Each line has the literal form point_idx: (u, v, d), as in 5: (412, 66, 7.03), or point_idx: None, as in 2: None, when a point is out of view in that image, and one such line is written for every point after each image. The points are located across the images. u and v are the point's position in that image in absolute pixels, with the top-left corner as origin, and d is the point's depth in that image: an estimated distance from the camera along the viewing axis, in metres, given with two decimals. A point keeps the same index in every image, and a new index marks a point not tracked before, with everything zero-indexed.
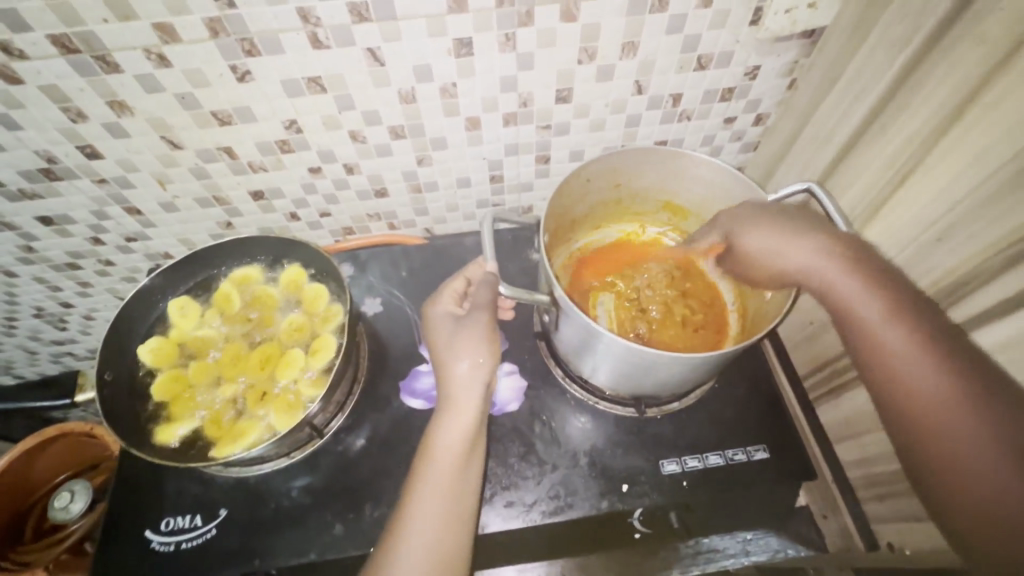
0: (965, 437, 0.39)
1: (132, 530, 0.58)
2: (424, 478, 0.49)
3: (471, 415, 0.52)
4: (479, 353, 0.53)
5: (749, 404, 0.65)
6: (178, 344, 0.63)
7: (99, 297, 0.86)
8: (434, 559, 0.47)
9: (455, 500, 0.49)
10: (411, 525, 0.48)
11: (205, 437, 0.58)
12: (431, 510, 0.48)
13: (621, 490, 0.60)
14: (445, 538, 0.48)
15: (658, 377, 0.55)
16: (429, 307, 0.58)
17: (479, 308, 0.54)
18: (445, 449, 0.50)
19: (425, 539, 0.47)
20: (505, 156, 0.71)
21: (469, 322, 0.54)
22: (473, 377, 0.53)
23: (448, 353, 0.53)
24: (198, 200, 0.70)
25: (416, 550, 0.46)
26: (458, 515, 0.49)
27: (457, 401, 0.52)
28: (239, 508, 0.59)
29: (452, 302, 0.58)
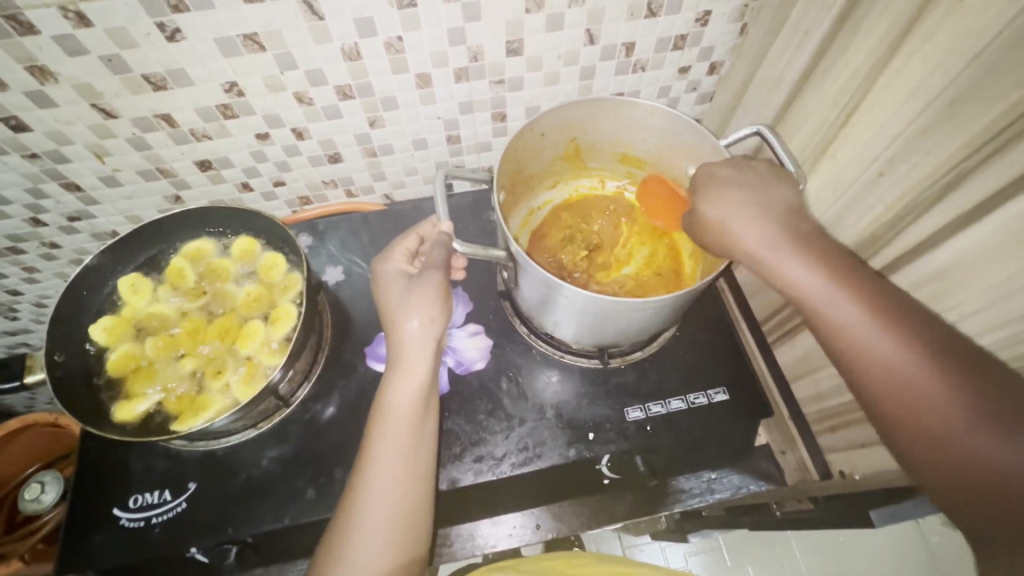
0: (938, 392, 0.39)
1: (99, 510, 0.58)
2: (385, 439, 0.50)
3: (425, 375, 0.52)
4: (433, 311, 0.53)
5: (709, 351, 0.67)
6: (132, 322, 0.61)
7: (48, 282, 0.83)
8: (401, 517, 0.47)
9: (417, 458, 0.50)
10: (373, 490, 0.48)
11: (166, 412, 0.57)
12: (394, 471, 0.48)
13: (588, 438, 0.61)
14: (409, 500, 0.48)
15: (617, 327, 0.56)
16: (382, 266, 0.58)
17: (436, 273, 0.53)
18: (403, 409, 0.51)
19: (391, 499, 0.48)
20: (460, 114, 0.70)
21: (422, 281, 0.53)
22: (427, 335, 0.53)
23: (399, 314, 0.53)
24: (141, 172, 0.67)
25: (381, 513, 0.47)
26: (419, 475, 0.49)
27: (413, 361, 0.52)
28: (209, 481, 0.59)
29: (404, 260, 0.58)
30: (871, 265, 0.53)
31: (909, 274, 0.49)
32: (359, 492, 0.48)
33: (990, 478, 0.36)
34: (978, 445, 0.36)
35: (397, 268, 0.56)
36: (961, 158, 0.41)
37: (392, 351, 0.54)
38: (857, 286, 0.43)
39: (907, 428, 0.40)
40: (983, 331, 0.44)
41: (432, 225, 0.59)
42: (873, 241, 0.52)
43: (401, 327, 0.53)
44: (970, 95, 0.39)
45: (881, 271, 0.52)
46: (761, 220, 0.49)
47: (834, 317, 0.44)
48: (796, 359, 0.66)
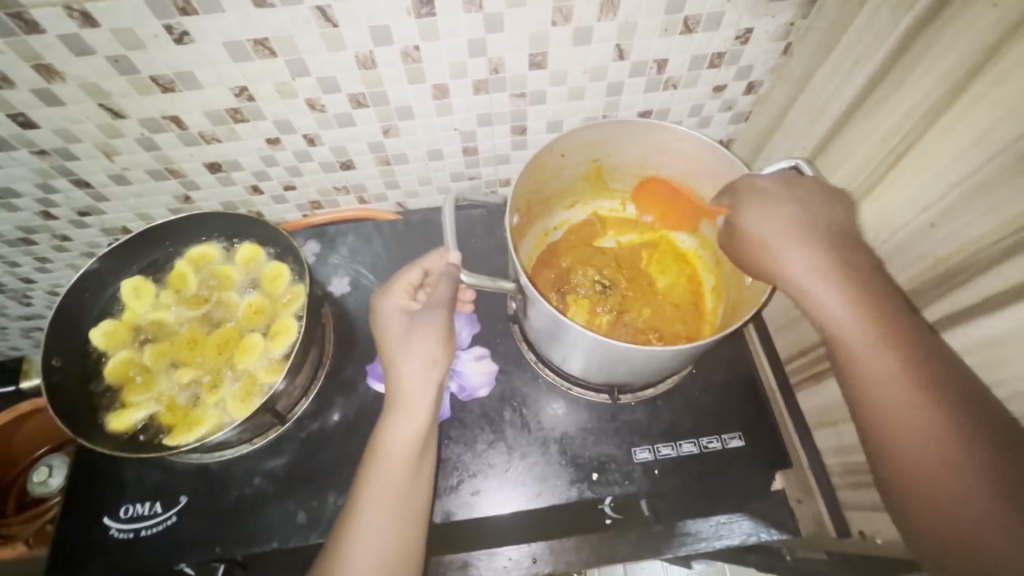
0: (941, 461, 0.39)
1: (90, 519, 0.57)
2: (375, 488, 0.47)
3: (423, 419, 0.50)
4: (434, 354, 0.50)
5: (726, 391, 0.63)
6: (133, 327, 0.60)
7: (60, 272, 0.83)
8: (386, 573, 0.45)
9: (408, 509, 0.47)
10: (358, 539, 0.46)
11: (160, 424, 0.56)
12: (383, 522, 0.46)
13: (592, 478, 0.58)
14: (396, 554, 0.46)
15: (629, 368, 0.53)
16: (383, 301, 0.55)
17: (439, 312, 0.51)
18: (399, 455, 0.48)
19: (377, 553, 0.45)
20: (478, 126, 0.66)
21: (423, 320, 0.51)
22: (427, 377, 0.50)
23: (399, 353, 0.51)
24: (150, 172, 0.66)
25: (367, 570, 0.44)
26: (408, 527, 0.47)
27: (412, 407, 0.49)
28: (200, 495, 0.57)
29: (406, 296, 0.55)
30: None
31: (955, 337, 0.44)
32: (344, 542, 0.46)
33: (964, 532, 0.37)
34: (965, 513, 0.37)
35: (400, 304, 0.54)
36: None
37: (391, 390, 0.51)
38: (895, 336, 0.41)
39: (898, 457, 0.41)
40: None
41: (439, 257, 0.56)
42: (917, 295, 0.48)
43: (400, 369, 0.50)
44: None
45: None
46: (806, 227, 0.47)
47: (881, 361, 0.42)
48: (820, 407, 0.62)
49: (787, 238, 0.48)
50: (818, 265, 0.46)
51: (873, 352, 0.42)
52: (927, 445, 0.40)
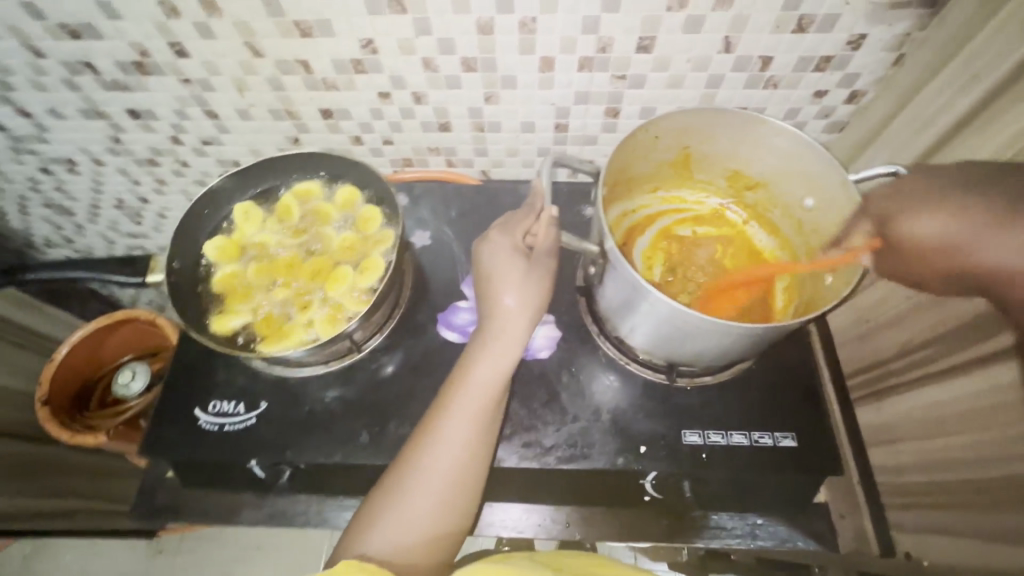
0: None
1: (182, 408, 0.64)
2: (458, 407, 0.53)
3: (512, 356, 0.55)
4: (532, 299, 0.56)
5: (784, 392, 0.63)
6: (239, 246, 0.67)
7: (173, 197, 0.91)
8: (456, 480, 0.52)
9: (483, 432, 0.53)
10: (433, 459, 0.52)
11: (256, 332, 0.62)
12: (461, 439, 0.52)
13: (638, 451, 0.60)
14: (467, 468, 0.52)
15: (693, 347, 0.54)
16: (492, 242, 0.58)
17: (549, 261, 0.58)
18: (478, 392, 0.54)
19: (450, 461, 0.52)
20: (574, 104, 0.69)
21: (535, 267, 0.57)
22: (521, 316, 0.56)
23: (501, 288, 0.56)
24: (271, 111, 0.72)
25: (440, 471, 0.51)
26: (475, 459, 0.53)
27: (503, 341, 0.55)
28: (278, 404, 0.63)
29: (515, 241, 0.58)
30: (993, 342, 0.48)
31: None
32: (423, 461, 0.52)
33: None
34: None
35: (509, 242, 0.58)
36: None
37: (487, 325, 0.56)
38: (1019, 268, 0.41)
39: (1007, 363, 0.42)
40: None
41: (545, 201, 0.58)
42: None
43: (499, 304, 0.56)
44: None
45: None
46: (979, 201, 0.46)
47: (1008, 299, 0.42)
48: (879, 422, 0.61)
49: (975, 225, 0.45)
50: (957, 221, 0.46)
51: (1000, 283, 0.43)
52: None
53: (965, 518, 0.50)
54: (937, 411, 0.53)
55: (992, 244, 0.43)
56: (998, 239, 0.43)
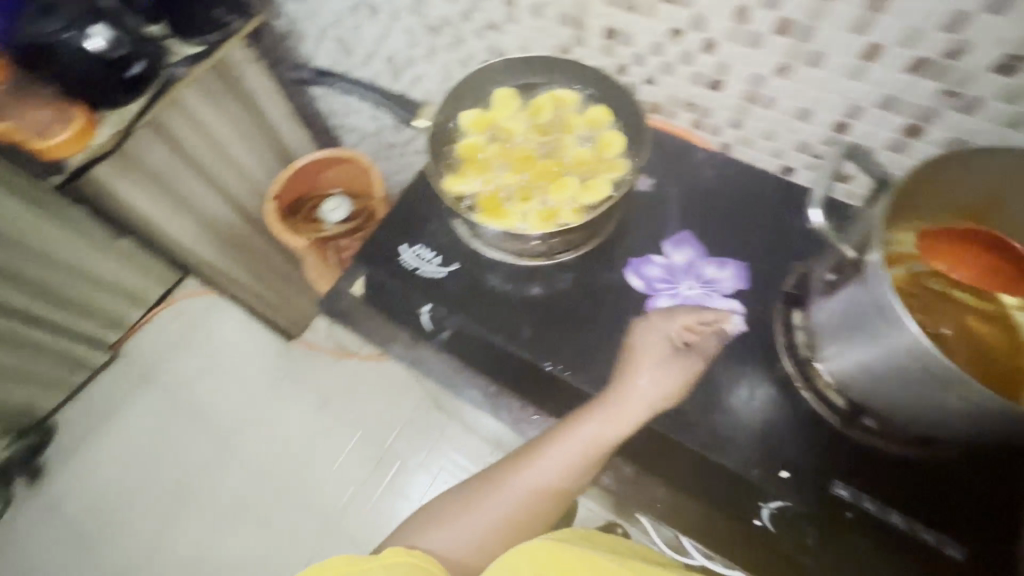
0: None
1: (391, 240, 0.73)
2: (534, 475, 0.61)
3: (625, 427, 0.58)
4: (665, 390, 0.59)
5: (974, 503, 0.54)
6: (489, 123, 0.72)
7: (435, 68, 1.01)
8: (514, 525, 0.62)
9: (562, 479, 0.60)
10: (532, 467, 0.61)
11: (478, 201, 0.68)
12: (523, 498, 0.62)
13: (779, 473, 0.57)
14: (524, 517, 0.62)
15: (908, 399, 0.49)
16: (648, 326, 0.63)
17: (697, 361, 0.61)
18: (576, 448, 0.59)
19: (505, 510, 0.62)
20: (873, 106, 0.62)
21: (671, 367, 0.60)
22: (648, 398, 0.59)
23: (637, 368, 0.60)
24: (562, 15, 0.75)
25: (502, 512, 0.62)
26: (533, 515, 0.62)
27: (623, 411, 0.58)
28: (467, 271, 0.70)
29: (674, 336, 0.62)
30: None
31: None
32: (510, 480, 0.62)
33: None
34: None
35: (669, 331, 0.62)
36: None
37: (613, 389, 0.60)
38: None
39: None
40: None
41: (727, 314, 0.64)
42: None
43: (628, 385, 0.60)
44: None
45: None
46: None
47: None
48: None
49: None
50: None
51: None
52: None
53: None
54: None
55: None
56: None
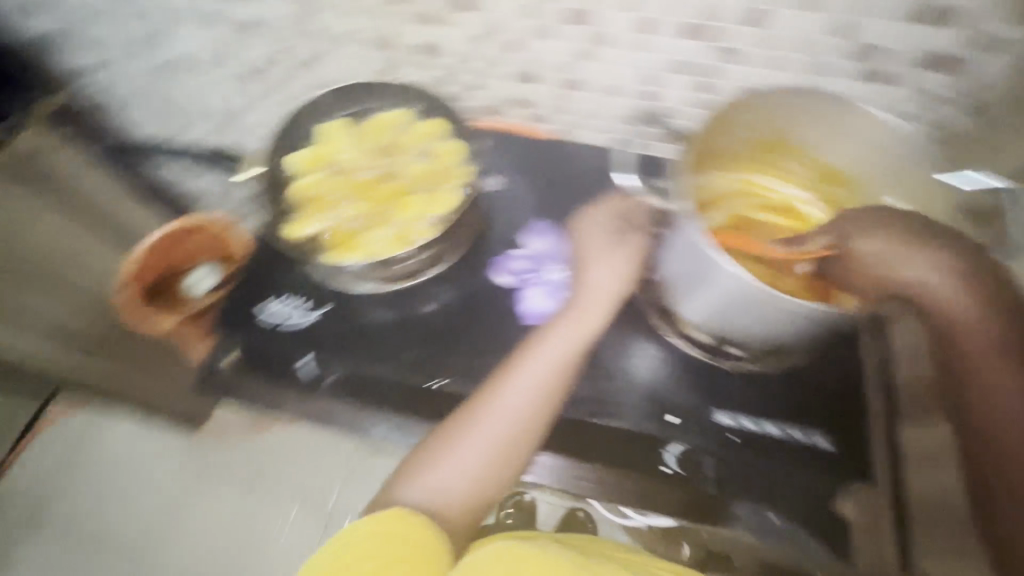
0: None
1: (258, 300, 0.72)
2: (539, 358, 0.61)
3: (598, 321, 0.63)
4: (622, 269, 0.63)
5: (828, 396, 0.62)
6: (322, 160, 0.70)
7: None
8: (541, 392, 0.59)
9: (554, 388, 0.60)
10: (503, 399, 0.59)
11: (328, 240, 0.69)
12: (533, 392, 0.59)
13: (666, 420, 0.62)
14: (538, 412, 0.59)
15: (757, 319, 0.53)
16: (585, 223, 0.67)
17: (637, 239, 0.63)
18: (545, 362, 0.61)
19: (525, 401, 0.59)
20: (665, 73, 0.69)
21: (621, 249, 0.64)
22: (608, 285, 0.63)
23: (590, 263, 0.65)
24: None
25: (521, 393, 0.59)
26: (516, 445, 0.58)
27: (589, 309, 0.63)
28: (341, 312, 0.70)
29: (608, 220, 0.65)
30: None
31: None
32: (494, 402, 0.59)
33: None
34: None
35: (602, 223, 0.66)
36: None
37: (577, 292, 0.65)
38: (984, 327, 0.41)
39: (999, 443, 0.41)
40: None
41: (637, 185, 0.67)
42: None
43: (590, 274, 0.65)
44: None
45: None
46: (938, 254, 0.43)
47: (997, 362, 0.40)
48: None
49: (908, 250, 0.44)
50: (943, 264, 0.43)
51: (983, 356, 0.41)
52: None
53: None
54: None
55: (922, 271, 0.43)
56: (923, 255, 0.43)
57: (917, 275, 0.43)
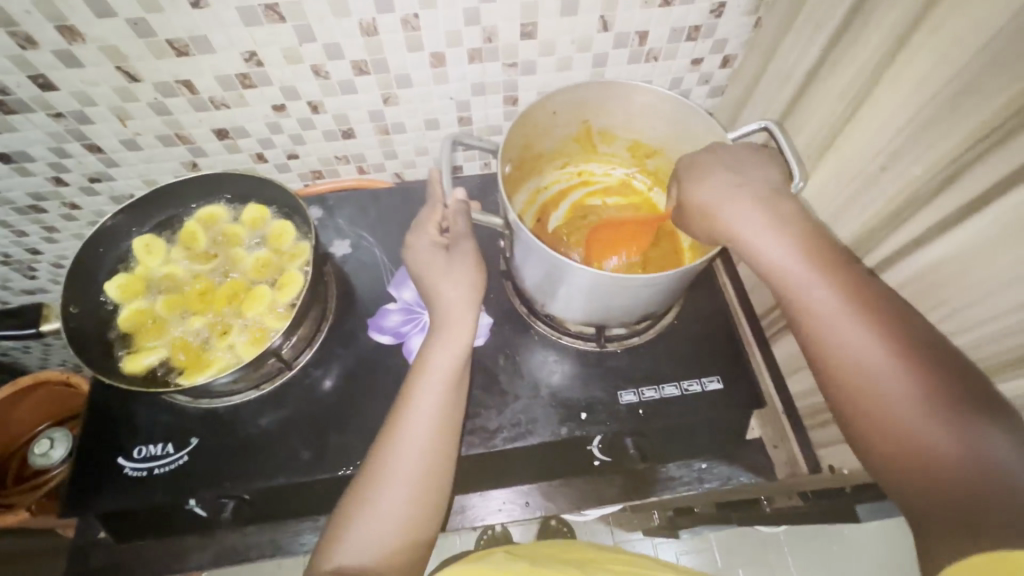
0: (891, 388, 0.41)
1: (102, 459, 0.60)
2: (425, 386, 0.53)
3: (469, 333, 0.56)
4: (470, 277, 0.57)
5: (705, 340, 0.67)
6: (145, 281, 0.64)
7: (66, 243, 0.85)
8: (440, 424, 0.52)
9: (450, 415, 0.53)
10: (404, 434, 0.51)
11: (172, 365, 0.59)
12: (429, 424, 0.52)
13: (580, 418, 0.62)
14: (444, 443, 0.52)
15: (614, 304, 0.57)
16: (416, 239, 0.60)
17: (468, 243, 0.58)
18: (436, 379, 0.53)
19: (424, 438, 0.51)
20: (472, 96, 0.71)
21: (462, 254, 0.58)
22: (463, 298, 0.56)
23: (439, 279, 0.57)
24: (160, 137, 0.69)
25: (420, 428, 0.51)
26: (438, 471, 0.51)
27: (454, 325, 0.55)
28: (211, 436, 0.61)
29: (434, 231, 0.61)
30: (875, 255, 0.54)
31: (909, 266, 0.50)
32: (392, 447, 0.51)
33: (950, 472, 0.37)
34: (925, 435, 0.39)
35: (430, 238, 0.60)
36: (966, 149, 0.41)
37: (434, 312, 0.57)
38: (829, 271, 0.45)
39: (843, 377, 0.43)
40: (973, 326, 0.45)
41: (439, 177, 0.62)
42: (874, 234, 0.53)
43: (441, 291, 0.57)
44: (972, 87, 0.40)
45: (881, 265, 0.53)
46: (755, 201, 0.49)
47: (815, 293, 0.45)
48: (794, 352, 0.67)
49: (758, 226, 0.48)
50: (767, 222, 0.48)
51: (807, 287, 0.45)
52: (869, 381, 0.42)
53: None
54: None
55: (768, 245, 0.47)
56: (753, 216, 0.48)
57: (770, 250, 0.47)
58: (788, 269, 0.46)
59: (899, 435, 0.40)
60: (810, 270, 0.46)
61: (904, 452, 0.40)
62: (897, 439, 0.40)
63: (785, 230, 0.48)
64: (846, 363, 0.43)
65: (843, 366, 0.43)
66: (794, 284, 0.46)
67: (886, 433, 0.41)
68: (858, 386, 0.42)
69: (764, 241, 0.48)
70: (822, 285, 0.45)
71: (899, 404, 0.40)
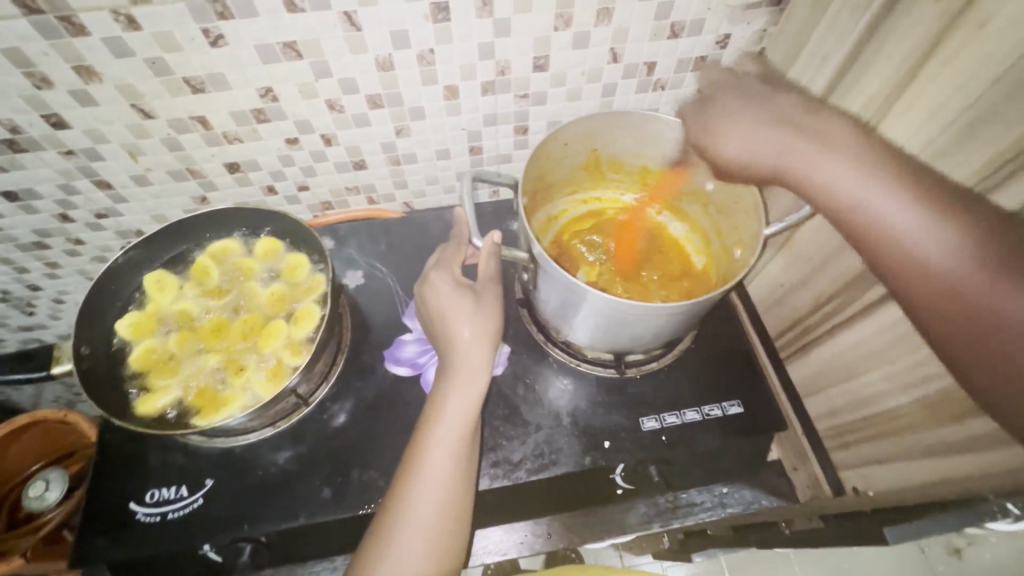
0: (981, 291, 0.34)
1: (115, 505, 0.58)
2: (439, 436, 0.51)
3: (484, 379, 0.54)
4: (483, 318, 0.56)
5: (723, 363, 0.67)
6: (157, 318, 0.63)
7: (69, 278, 0.83)
8: (454, 477, 0.50)
9: (463, 466, 0.51)
10: (419, 486, 0.49)
11: (188, 406, 0.58)
12: (444, 476, 0.50)
13: (603, 446, 0.61)
14: (457, 495, 0.50)
15: (632, 331, 0.57)
16: (432, 271, 0.60)
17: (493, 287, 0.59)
18: (449, 430, 0.51)
19: (439, 492, 0.49)
20: (483, 126, 0.71)
21: (480, 296, 0.58)
22: (479, 339, 0.55)
23: (456, 318, 0.56)
24: (171, 173, 0.69)
25: (435, 482, 0.49)
26: (451, 526, 0.49)
27: (470, 371, 0.54)
28: (227, 478, 0.59)
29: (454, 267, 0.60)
30: None
31: None
32: (406, 498, 0.49)
33: None
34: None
35: (449, 276, 0.59)
36: (983, 176, 0.42)
37: (445, 357, 0.56)
38: (890, 177, 0.40)
39: (915, 291, 0.38)
40: None
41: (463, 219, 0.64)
42: None
43: (452, 333, 0.55)
44: (989, 117, 0.41)
45: None
46: (789, 130, 0.47)
47: (878, 205, 0.39)
48: (809, 374, 0.67)
49: (812, 154, 0.44)
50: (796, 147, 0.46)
51: (874, 194, 0.40)
52: (951, 286, 0.36)
53: (887, 446, 0.56)
54: (850, 356, 0.59)
55: (833, 163, 0.43)
56: (798, 142, 0.46)
57: (834, 175, 0.42)
58: (845, 184, 0.41)
59: (994, 336, 0.34)
60: (860, 172, 0.41)
61: (995, 357, 0.34)
62: (983, 338, 0.34)
63: (835, 147, 0.43)
64: (908, 257, 0.38)
65: (917, 266, 0.37)
66: (858, 196, 0.41)
67: (976, 341, 0.35)
68: (934, 290, 0.36)
69: (823, 166, 0.43)
70: (881, 187, 0.40)
71: (998, 311, 0.33)
